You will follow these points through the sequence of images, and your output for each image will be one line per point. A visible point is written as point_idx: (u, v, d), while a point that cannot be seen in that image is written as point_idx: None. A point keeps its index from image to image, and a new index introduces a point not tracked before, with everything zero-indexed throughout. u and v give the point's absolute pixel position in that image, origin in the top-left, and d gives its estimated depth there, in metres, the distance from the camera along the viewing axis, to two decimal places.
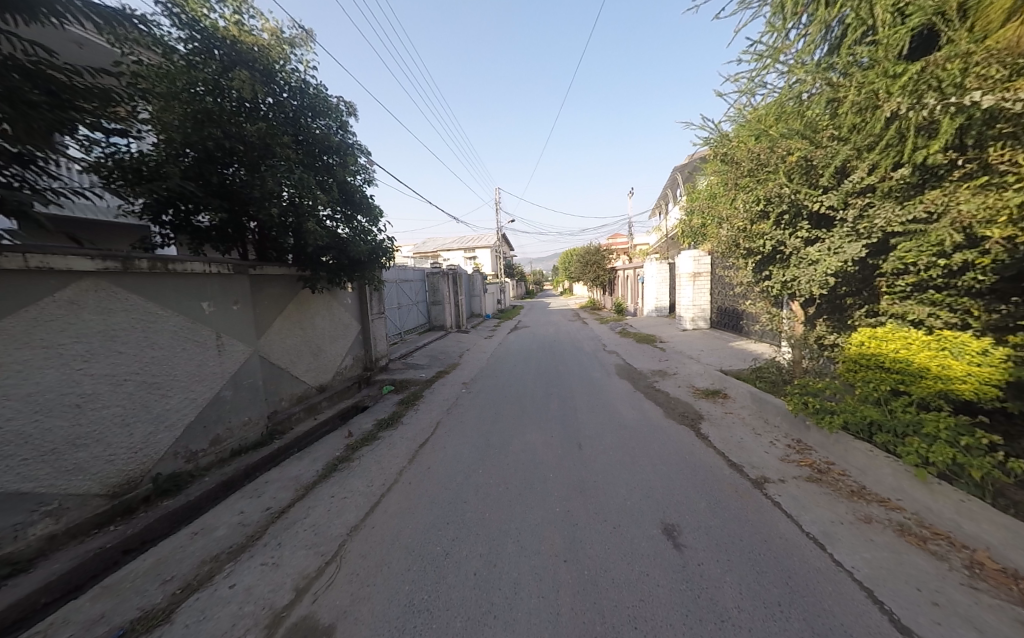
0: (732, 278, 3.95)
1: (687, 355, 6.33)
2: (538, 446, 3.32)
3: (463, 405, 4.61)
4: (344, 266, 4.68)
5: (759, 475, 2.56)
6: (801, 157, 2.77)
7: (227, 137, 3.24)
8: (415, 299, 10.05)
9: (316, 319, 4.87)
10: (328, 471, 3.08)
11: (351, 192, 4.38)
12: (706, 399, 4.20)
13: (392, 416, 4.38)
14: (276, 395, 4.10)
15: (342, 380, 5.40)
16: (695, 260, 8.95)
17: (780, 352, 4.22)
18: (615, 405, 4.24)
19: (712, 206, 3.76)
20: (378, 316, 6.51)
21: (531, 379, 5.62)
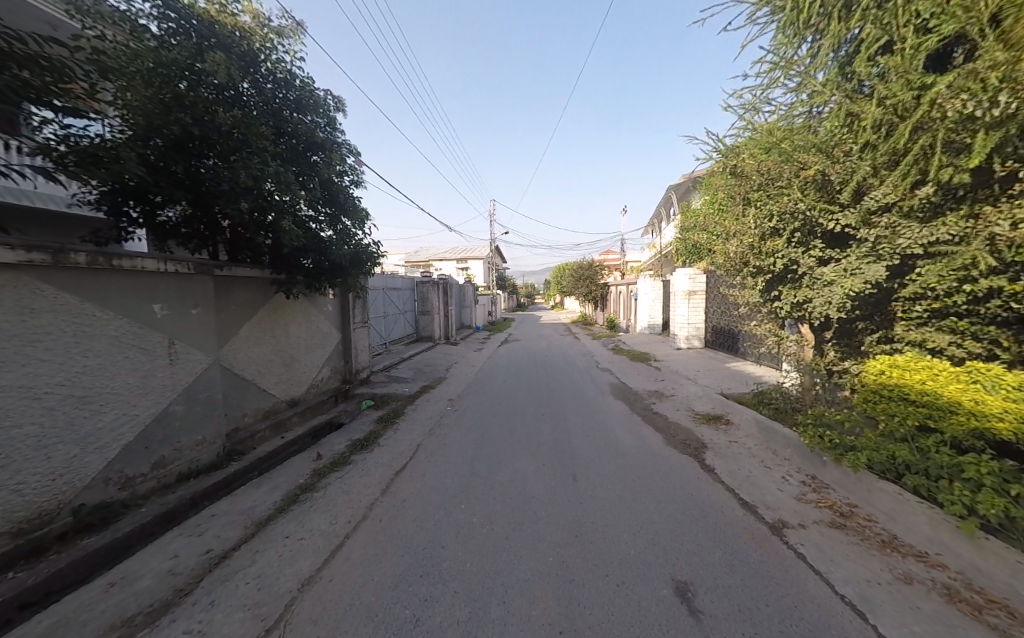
0: (737, 297, 3.77)
1: (683, 376, 6.13)
2: (528, 475, 2.98)
3: (447, 425, 4.25)
4: (323, 271, 4.36)
5: (776, 518, 2.29)
6: (818, 174, 2.62)
7: (197, 124, 2.93)
8: (403, 308, 9.70)
9: (291, 327, 4.50)
10: (287, 502, 2.68)
11: (335, 193, 4.15)
12: (707, 425, 3.94)
13: (368, 436, 3.98)
14: (238, 410, 3.68)
15: (317, 393, 4.99)
16: (690, 278, 8.84)
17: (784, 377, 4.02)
18: (612, 429, 3.93)
19: (718, 220, 3.59)
20: (361, 325, 6.14)
21: (522, 397, 5.29)
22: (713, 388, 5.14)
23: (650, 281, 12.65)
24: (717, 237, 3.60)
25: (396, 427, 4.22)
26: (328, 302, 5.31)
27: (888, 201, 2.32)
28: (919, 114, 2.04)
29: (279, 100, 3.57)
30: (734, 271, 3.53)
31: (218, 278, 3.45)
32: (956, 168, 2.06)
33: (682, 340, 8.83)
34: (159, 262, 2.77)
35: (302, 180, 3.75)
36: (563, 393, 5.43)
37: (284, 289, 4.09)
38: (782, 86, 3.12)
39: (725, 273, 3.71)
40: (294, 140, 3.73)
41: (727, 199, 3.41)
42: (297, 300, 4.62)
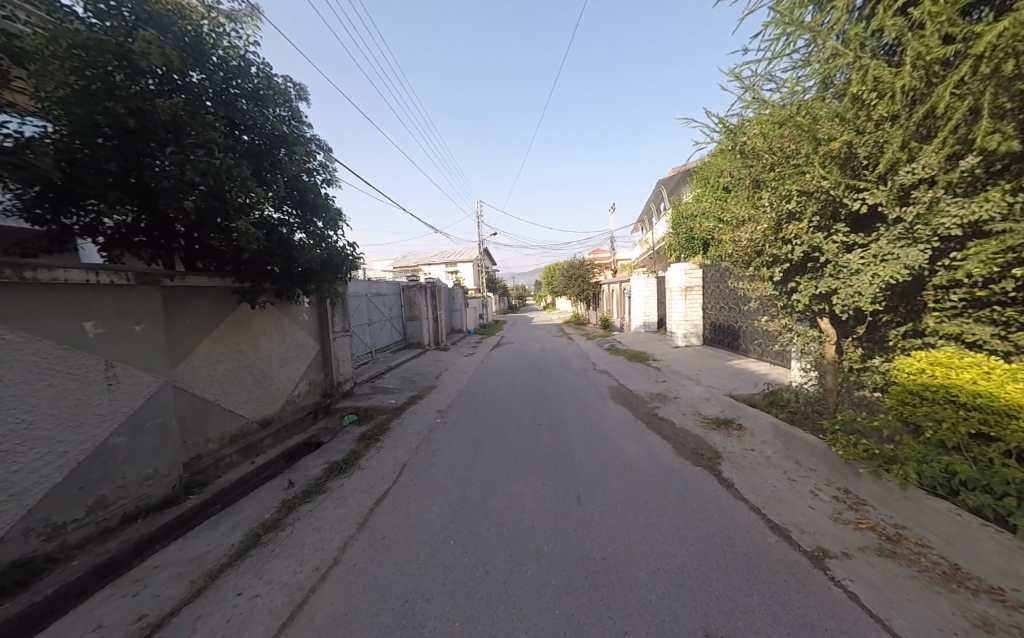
0: (747, 290, 3.54)
1: (685, 375, 5.87)
2: (525, 497, 2.64)
3: (436, 441, 3.87)
4: (296, 276, 4.02)
5: (814, 546, 2.00)
6: (843, 149, 2.41)
7: (132, 114, 2.53)
8: (389, 315, 9.31)
9: (260, 339, 4.10)
10: (247, 543, 2.27)
11: (302, 190, 3.83)
12: (718, 432, 3.63)
13: (348, 457, 3.58)
14: (198, 434, 3.26)
15: (293, 410, 4.59)
16: (686, 273, 8.63)
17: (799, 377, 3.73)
18: (617, 440, 3.59)
19: (725, 206, 3.38)
20: (341, 335, 5.77)
21: (516, 406, 4.94)
22: (718, 389, 4.86)
23: (643, 278, 12.43)
24: (726, 225, 3.39)
25: (380, 446, 3.82)
26: (303, 310, 4.92)
27: (927, 175, 2.10)
28: (981, 70, 1.79)
29: (233, 89, 3.25)
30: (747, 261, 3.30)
31: (165, 289, 3.04)
32: (1005, 134, 1.83)
33: (679, 338, 8.59)
34: (88, 273, 2.35)
35: (265, 179, 3.43)
36: (561, 399, 5.10)
37: (249, 298, 3.71)
38: (795, 44, 2.94)
39: (736, 264, 3.49)
40: (254, 135, 3.40)
41: (737, 186, 3.20)
42: (267, 310, 4.23)
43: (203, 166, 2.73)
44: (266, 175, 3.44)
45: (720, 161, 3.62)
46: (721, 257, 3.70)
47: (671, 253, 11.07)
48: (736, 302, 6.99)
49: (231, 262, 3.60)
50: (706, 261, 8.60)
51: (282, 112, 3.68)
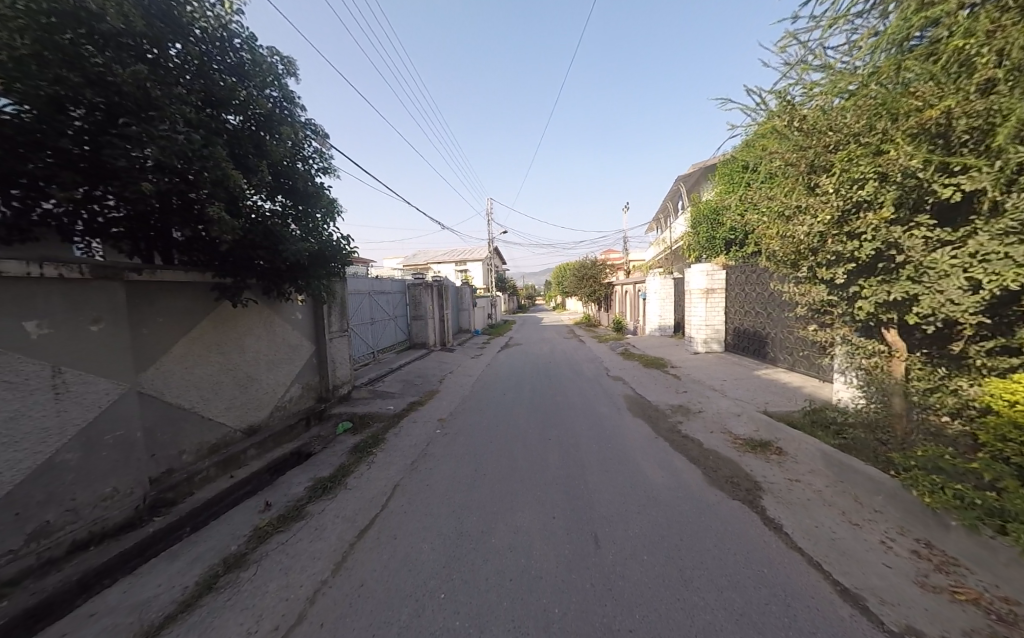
0: (793, 293, 3.11)
1: (707, 386, 5.40)
2: (531, 532, 2.26)
3: (433, 456, 3.52)
4: (284, 270, 3.75)
5: (899, 623, 1.56)
6: (935, 121, 1.98)
7: (91, 86, 2.16)
8: (393, 314, 9.03)
9: (245, 339, 3.82)
10: (204, 584, 1.90)
11: (286, 175, 3.54)
12: (753, 456, 3.18)
13: (335, 474, 3.24)
14: (169, 445, 2.95)
15: (282, 417, 4.30)
16: (707, 275, 8.09)
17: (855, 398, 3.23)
18: (637, 463, 3.17)
19: (770, 196, 3.02)
20: (339, 335, 5.47)
21: (523, 416, 4.57)
22: (748, 404, 4.40)
23: (659, 279, 11.90)
24: (774, 221, 3.00)
25: (371, 461, 3.48)
26: (295, 309, 4.63)
27: None
28: None
29: (214, 63, 2.95)
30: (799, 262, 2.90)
31: (129, 283, 2.72)
32: None
33: (699, 344, 8.07)
34: (30, 265, 2.00)
35: (247, 163, 3.15)
36: (571, 410, 4.70)
37: (231, 295, 3.43)
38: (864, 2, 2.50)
39: (783, 266, 3.09)
40: (238, 117, 3.12)
41: (788, 175, 2.82)
42: (253, 307, 3.94)
43: (169, 145, 2.38)
44: (249, 158, 3.15)
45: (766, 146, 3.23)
46: (764, 258, 3.31)
47: (691, 253, 10.53)
48: (765, 307, 6.45)
49: (208, 256, 3.28)
50: (731, 262, 8.04)
51: (271, 92, 3.44)
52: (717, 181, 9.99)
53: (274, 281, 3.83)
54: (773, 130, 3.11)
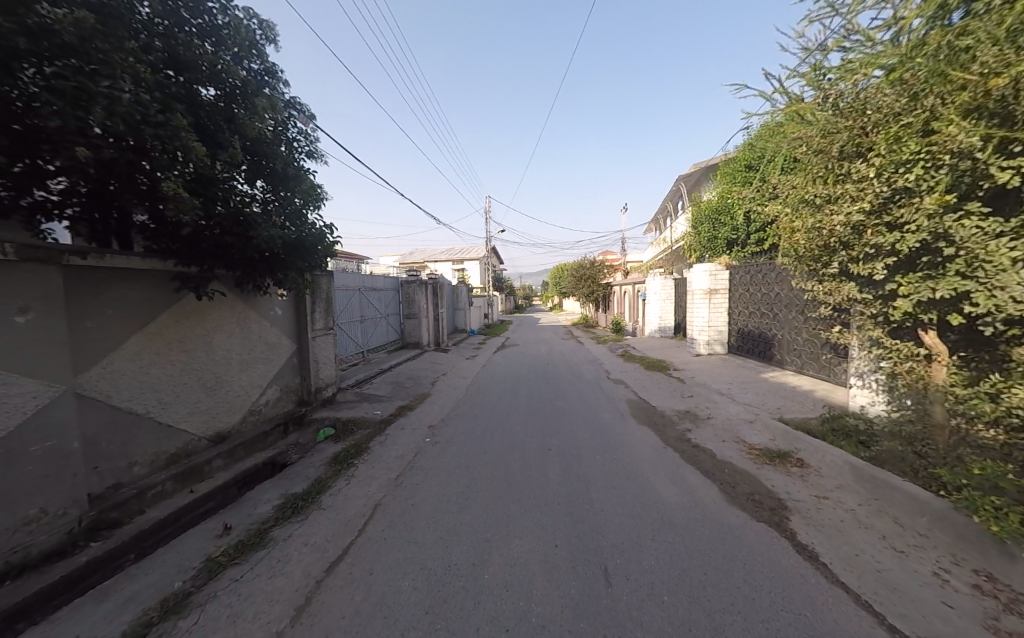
0: (816, 291, 2.83)
1: (714, 390, 5.14)
2: (529, 565, 1.94)
3: (420, 469, 3.19)
4: (258, 259, 3.42)
5: None
6: (995, 91, 1.60)
7: (28, 36, 1.68)
8: (385, 312, 8.67)
9: (214, 336, 3.47)
10: (134, 632, 1.57)
11: (263, 153, 3.20)
12: (772, 469, 2.90)
13: (309, 490, 2.91)
14: (116, 457, 2.60)
15: (256, 423, 3.96)
16: (711, 274, 7.85)
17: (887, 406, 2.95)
18: (647, 479, 2.87)
19: (795, 185, 2.73)
20: (323, 333, 5.12)
21: (519, 423, 4.25)
22: (759, 409, 4.14)
23: (660, 279, 11.71)
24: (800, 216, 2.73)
25: (351, 474, 3.15)
26: (274, 305, 4.28)
27: None
28: None
29: (187, 24, 2.55)
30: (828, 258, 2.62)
31: (69, 268, 2.36)
32: None
33: (701, 346, 7.85)
34: None
35: (217, 138, 2.80)
36: (571, 417, 4.39)
37: (196, 287, 3.07)
38: None
39: (807, 263, 2.82)
40: (212, 88, 2.78)
41: (816, 163, 2.55)
42: (224, 300, 3.60)
43: (118, 110, 1.96)
44: (218, 132, 2.80)
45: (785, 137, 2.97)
46: (785, 256, 3.04)
47: (693, 253, 10.33)
48: (771, 308, 6.23)
49: (170, 243, 2.90)
50: (734, 262, 7.82)
51: (250, 64, 3.11)
52: (718, 180, 9.80)
53: (247, 271, 3.51)
54: (795, 118, 2.84)
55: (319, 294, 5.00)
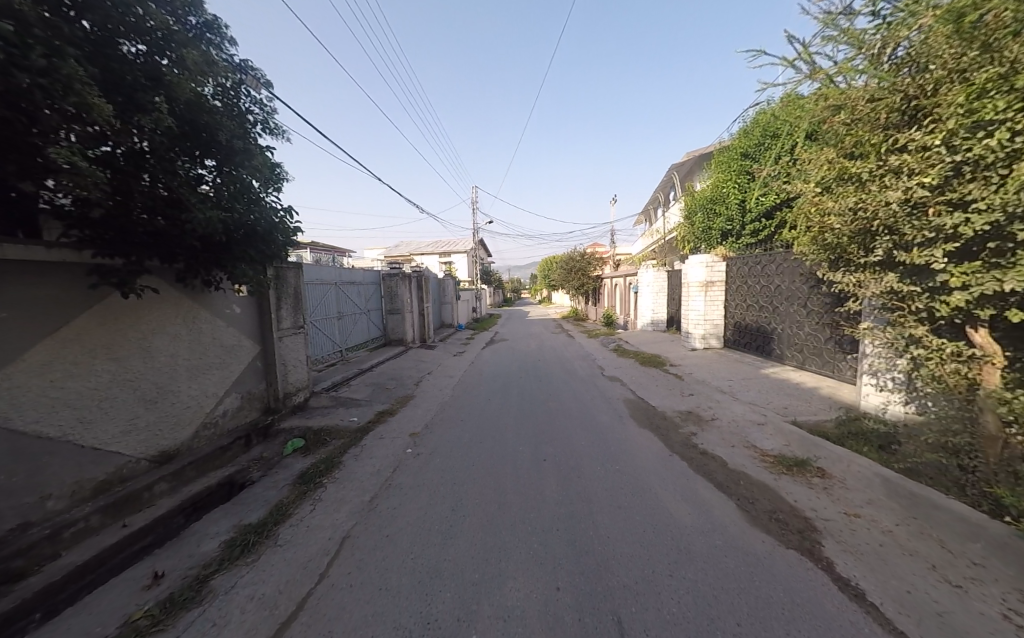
0: (849, 284, 2.52)
1: (716, 388, 4.88)
2: (528, 618, 1.56)
3: (401, 487, 2.79)
4: (201, 246, 2.97)
5: None
6: None
7: None
8: (365, 307, 8.12)
9: (152, 339, 2.96)
10: None
11: (202, 123, 2.71)
12: (793, 481, 2.62)
13: (267, 520, 2.47)
14: (22, 492, 2.11)
15: (211, 438, 3.47)
16: (707, 266, 7.59)
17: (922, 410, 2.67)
18: (655, 495, 2.54)
19: (828, 163, 2.43)
20: (291, 332, 4.60)
21: (511, 429, 3.89)
22: (767, 410, 3.89)
23: (653, 272, 11.48)
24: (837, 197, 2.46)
25: (319, 496, 2.72)
26: (230, 302, 3.75)
27: None
28: None
29: None
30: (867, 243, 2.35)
31: None
32: None
33: (697, 340, 7.65)
34: None
35: (142, 101, 2.26)
36: (565, 421, 4.05)
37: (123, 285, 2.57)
38: None
39: (840, 252, 2.51)
40: (137, 42, 2.24)
41: (856, 135, 2.25)
42: (165, 296, 3.08)
43: None
44: (141, 92, 2.27)
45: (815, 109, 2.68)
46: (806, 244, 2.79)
47: (687, 245, 10.11)
48: (770, 301, 6.01)
49: (97, 231, 2.41)
50: (730, 253, 7.56)
51: (191, 18, 2.61)
52: (712, 170, 9.48)
53: (188, 260, 3.04)
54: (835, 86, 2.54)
55: (284, 288, 4.48)
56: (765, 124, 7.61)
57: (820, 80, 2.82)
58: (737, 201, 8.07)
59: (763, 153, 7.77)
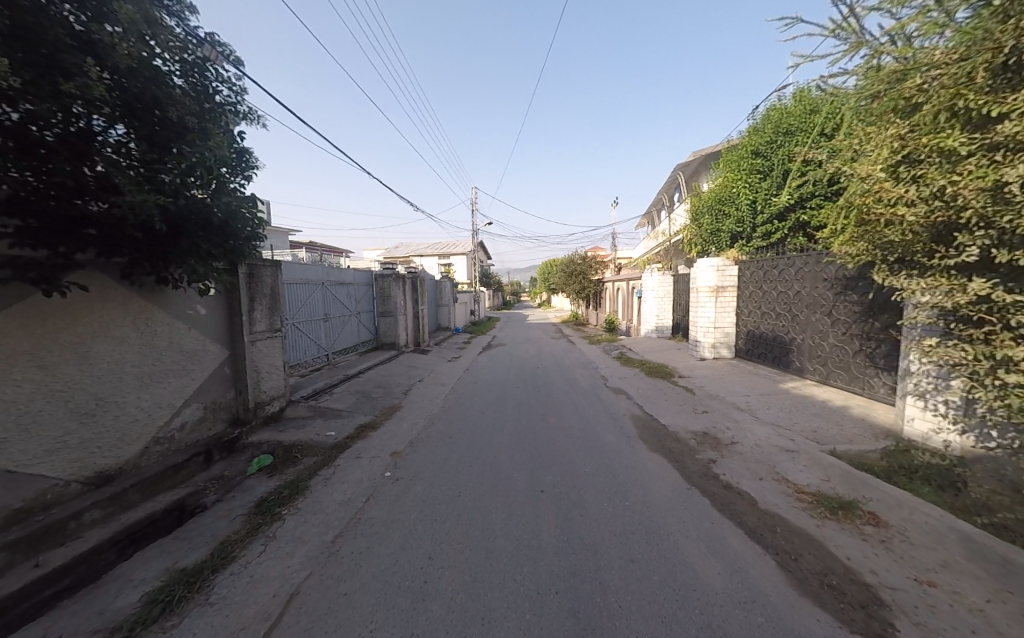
0: (926, 288, 2.06)
1: (732, 405, 4.44)
2: None
3: (370, 523, 2.30)
4: (145, 238, 2.42)
5: None
6: None
7: None
8: (354, 309, 7.70)
9: (92, 342, 2.47)
10: None
11: (150, 98, 2.08)
12: (840, 531, 2.18)
13: (203, 565, 1.85)
14: None
15: (164, 453, 2.99)
16: (718, 270, 7.11)
17: (1007, 440, 2.19)
18: (674, 542, 2.09)
19: (896, 146, 2.01)
20: (266, 336, 4.16)
21: (505, 451, 3.43)
22: (794, 434, 3.46)
23: (657, 276, 11.10)
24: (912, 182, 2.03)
25: (272, 533, 2.20)
26: (192, 301, 3.28)
27: None
28: None
29: None
30: (953, 238, 1.93)
31: None
32: None
33: (706, 349, 7.22)
34: None
35: (68, 66, 1.62)
36: (567, 442, 3.60)
37: (49, 283, 2.11)
38: None
39: (923, 249, 2.05)
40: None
41: (933, 105, 1.81)
42: (111, 293, 2.59)
43: None
44: (66, 54, 1.62)
45: (871, 84, 2.29)
46: (862, 241, 2.39)
47: (694, 248, 9.72)
48: (788, 308, 5.56)
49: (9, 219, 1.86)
50: (742, 256, 7.12)
51: None
52: (720, 169, 9.05)
53: (132, 253, 2.50)
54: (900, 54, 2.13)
55: (258, 287, 4.05)
56: (778, 121, 7.29)
57: (873, 49, 2.41)
58: (747, 202, 7.63)
59: (775, 152, 7.36)
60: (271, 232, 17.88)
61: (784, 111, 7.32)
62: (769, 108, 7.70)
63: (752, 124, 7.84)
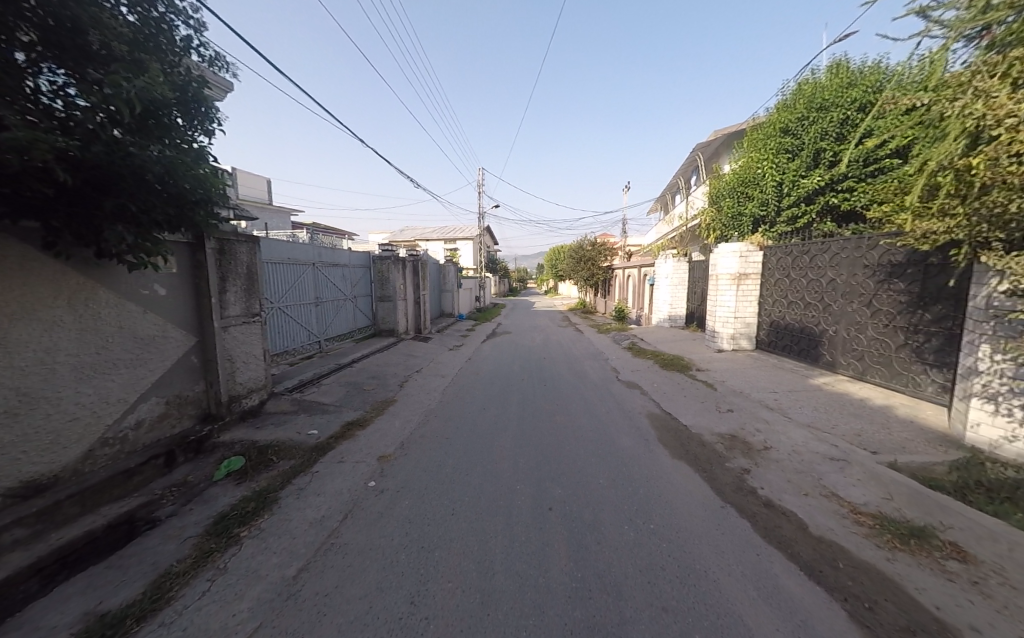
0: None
1: (760, 403, 4.03)
2: None
3: (343, 553, 1.94)
4: (57, 196, 1.92)
5: None
6: None
7: None
8: (350, 295, 7.31)
9: (11, 326, 2.07)
10: None
11: (68, 17, 1.65)
12: (916, 568, 1.75)
13: (128, 612, 1.54)
14: None
15: (118, 457, 2.68)
16: (740, 256, 6.55)
17: None
18: (714, 582, 1.70)
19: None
20: (241, 321, 3.79)
21: (504, 456, 3.08)
22: (837, 439, 3.04)
23: (672, 262, 10.57)
24: None
25: (222, 565, 1.85)
26: (148, 281, 2.91)
27: None
28: None
29: None
30: None
31: None
32: None
33: (724, 340, 6.77)
34: None
35: None
36: (575, 446, 3.23)
37: None
38: None
39: None
40: None
41: None
42: (38, 268, 2.18)
43: None
44: None
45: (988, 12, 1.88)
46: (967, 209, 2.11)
47: (711, 232, 9.16)
48: (820, 297, 5.07)
49: None
50: (766, 241, 6.57)
51: None
52: (743, 148, 8.40)
53: (46, 219, 2.02)
54: None
55: (231, 267, 3.67)
56: (810, 95, 6.70)
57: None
58: (773, 184, 7.01)
59: (806, 129, 6.71)
60: (271, 212, 17.38)
61: (818, 85, 6.71)
62: (800, 81, 7.06)
63: (781, 99, 7.21)
